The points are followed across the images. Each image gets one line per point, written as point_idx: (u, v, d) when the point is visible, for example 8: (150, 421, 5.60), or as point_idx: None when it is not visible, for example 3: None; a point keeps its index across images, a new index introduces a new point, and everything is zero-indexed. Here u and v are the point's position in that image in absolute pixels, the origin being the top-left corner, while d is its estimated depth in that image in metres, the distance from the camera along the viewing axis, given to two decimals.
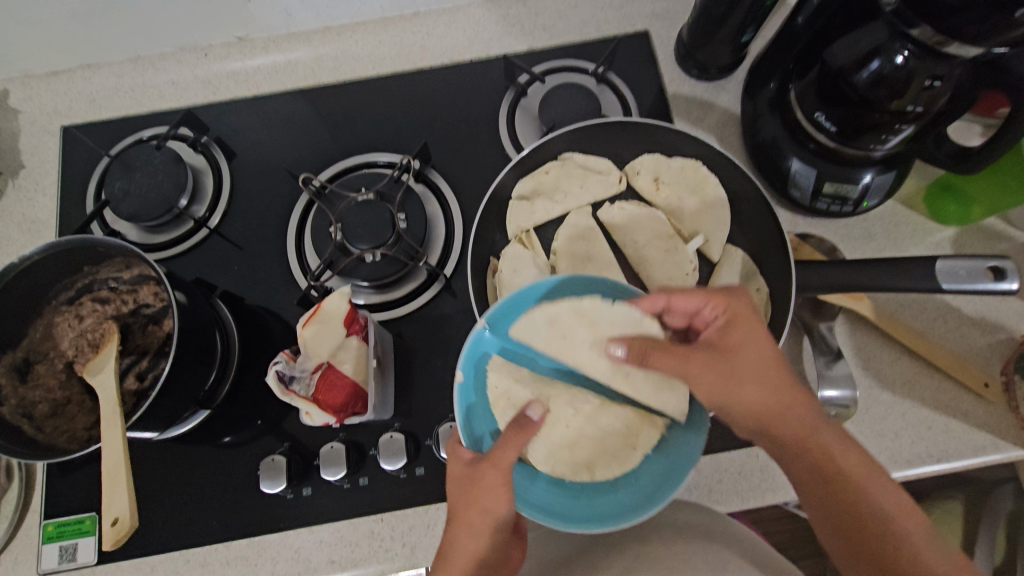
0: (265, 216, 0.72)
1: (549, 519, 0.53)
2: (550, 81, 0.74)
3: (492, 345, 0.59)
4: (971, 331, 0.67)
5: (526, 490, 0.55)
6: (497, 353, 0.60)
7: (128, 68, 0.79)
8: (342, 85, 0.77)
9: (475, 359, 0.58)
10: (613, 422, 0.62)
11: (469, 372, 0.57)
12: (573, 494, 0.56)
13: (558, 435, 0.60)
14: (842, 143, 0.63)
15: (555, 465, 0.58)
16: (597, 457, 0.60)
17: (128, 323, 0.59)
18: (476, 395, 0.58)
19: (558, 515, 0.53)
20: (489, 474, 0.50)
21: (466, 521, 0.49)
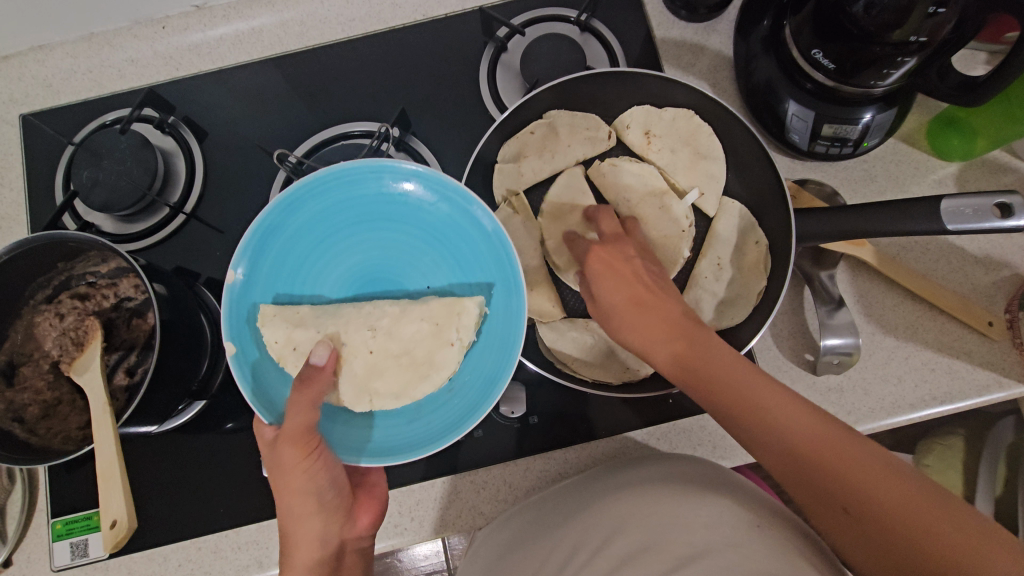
0: (243, 196, 0.69)
1: (386, 456, 0.54)
2: (530, 34, 0.70)
3: (259, 293, 0.56)
4: (974, 270, 0.65)
5: (364, 437, 0.56)
6: (267, 300, 0.57)
7: (82, 47, 0.74)
8: (310, 51, 0.72)
9: (244, 317, 0.56)
10: (417, 327, 0.59)
11: (243, 334, 0.55)
12: (442, 401, 0.57)
13: (361, 365, 0.58)
14: (839, 82, 0.60)
15: (372, 400, 0.57)
16: (409, 378, 0.58)
17: (111, 318, 0.58)
18: (258, 349, 0.56)
19: (422, 443, 0.55)
20: (295, 468, 0.50)
21: (286, 508, 0.51)
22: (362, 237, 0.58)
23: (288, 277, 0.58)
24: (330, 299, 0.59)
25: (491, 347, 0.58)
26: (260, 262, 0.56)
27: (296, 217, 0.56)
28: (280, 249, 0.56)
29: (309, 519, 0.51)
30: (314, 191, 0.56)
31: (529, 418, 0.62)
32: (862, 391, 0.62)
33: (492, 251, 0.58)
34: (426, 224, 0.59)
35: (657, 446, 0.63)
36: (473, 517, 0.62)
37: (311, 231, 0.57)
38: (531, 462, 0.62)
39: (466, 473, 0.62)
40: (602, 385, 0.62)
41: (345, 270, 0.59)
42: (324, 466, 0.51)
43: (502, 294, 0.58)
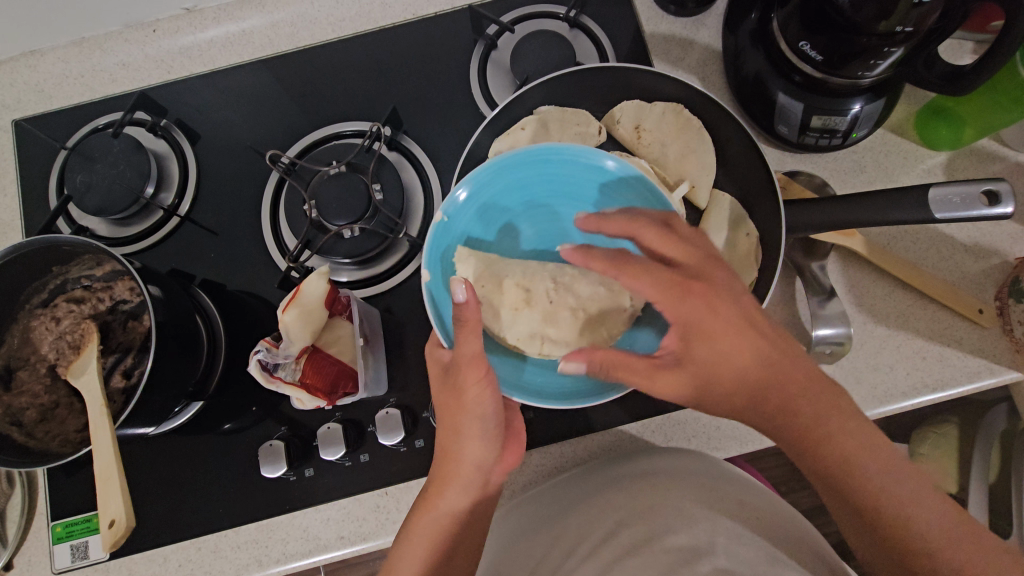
0: (236, 198, 0.70)
1: (537, 397, 0.56)
2: (520, 31, 0.70)
3: (456, 233, 0.61)
4: (964, 259, 0.65)
5: (519, 376, 0.58)
6: (461, 241, 0.61)
7: (73, 52, 0.74)
8: (301, 51, 0.73)
9: (440, 249, 0.59)
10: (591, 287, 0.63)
11: (437, 265, 0.59)
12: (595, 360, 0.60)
13: (540, 313, 0.62)
14: (826, 73, 0.60)
15: (544, 344, 0.60)
16: (580, 330, 0.61)
17: (107, 321, 0.58)
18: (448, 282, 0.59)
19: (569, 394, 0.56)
20: (471, 388, 0.50)
21: (456, 427, 0.52)
22: (566, 204, 0.62)
23: (477, 231, 0.62)
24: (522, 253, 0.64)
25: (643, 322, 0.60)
26: (473, 210, 0.61)
27: (528, 175, 0.61)
28: (524, 185, 0.61)
29: (478, 443, 0.51)
30: (542, 159, 0.59)
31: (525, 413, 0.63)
32: (854, 380, 0.63)
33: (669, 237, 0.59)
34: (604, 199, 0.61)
35: (652, 439, 0.63)
36: None
37: (528, 190, 0.61)
38: (528, 456, 0.62)
39: None
40: None
41: (542, 232, 0.63)
42: (495, 391, 0.52)
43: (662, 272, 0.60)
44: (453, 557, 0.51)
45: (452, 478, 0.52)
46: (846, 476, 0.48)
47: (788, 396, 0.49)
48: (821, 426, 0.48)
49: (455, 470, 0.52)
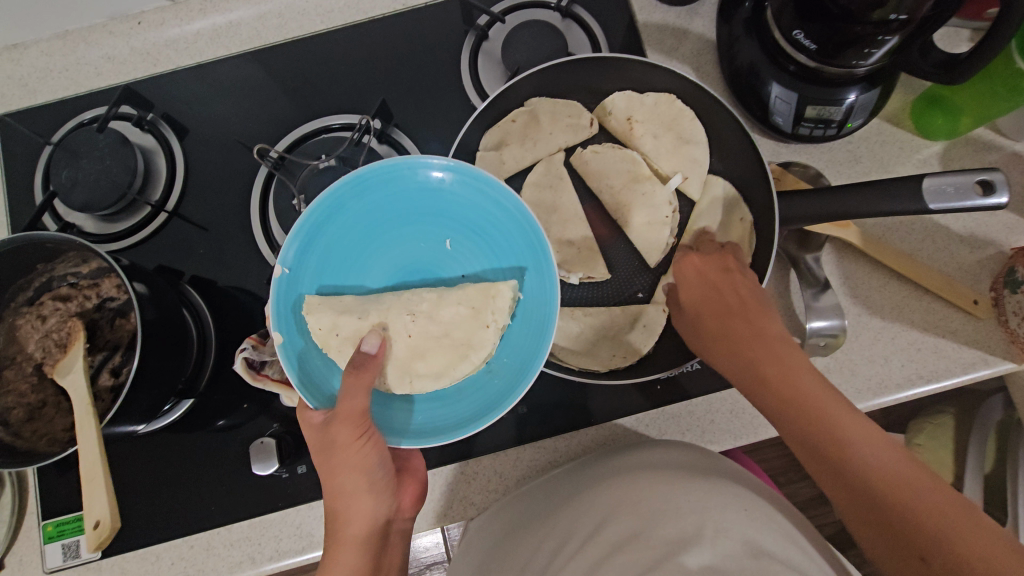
0: (225, 193, 0.69)
1: (427, 438, 0.53)
2: (511, 21, 0.69)
3: (307, 283, 0.55)
4: (959, 250, 0.65)
5: (406, 420, 0.55)
6: (314, 291, 0.55)
7: (57, 45, 0.73)
8: (289, 43, 0.71)
9: (291, 307, 0.54)
10: (457, 310, 0.57)
11: (291, 325, 0.53)
12: (484, 382, 0.56)
13: (403, 348, 0.57)
14: (821, 63, 0.60)
15: (414, 382, 0.56)
16: (451, 358, 0.57)
17: (94, 319, 0.57)
18: (305, 338, 0.54)
19: (462, 421, 0.54)
20: (349, 446, 0.50)
21: (337, 487, 0.52)
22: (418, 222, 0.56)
23: (330, 272, 0.56)
24: (376, 288, 0.58)
25: (524, 331, 0.56)
26: (315, 252, 0.54)
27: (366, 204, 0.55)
28: (346, 224, 0.55)
29: (365, 494, 0.52)
30: (363, 186, 0.54)
31: (518, 408, 0.62)
32: (848, 372, 0.63)
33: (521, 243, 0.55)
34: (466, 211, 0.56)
35: (646, 433, 0.63)
36: (465, 508, 0.62)
37: (376, 219, 0.55)
38: (521, 452, 0.62)
39: (456, 465, 0.62)
40: (590, 372, 0.63)
41: (393, 261, 0.58)
42: (378, 445, 0.51)
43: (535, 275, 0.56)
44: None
45: (348, 541, 0.51)
46: (832, 446, 0.44)
47: (776, 375, 0.48)
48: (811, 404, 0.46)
49: (343, 530, 0.51)
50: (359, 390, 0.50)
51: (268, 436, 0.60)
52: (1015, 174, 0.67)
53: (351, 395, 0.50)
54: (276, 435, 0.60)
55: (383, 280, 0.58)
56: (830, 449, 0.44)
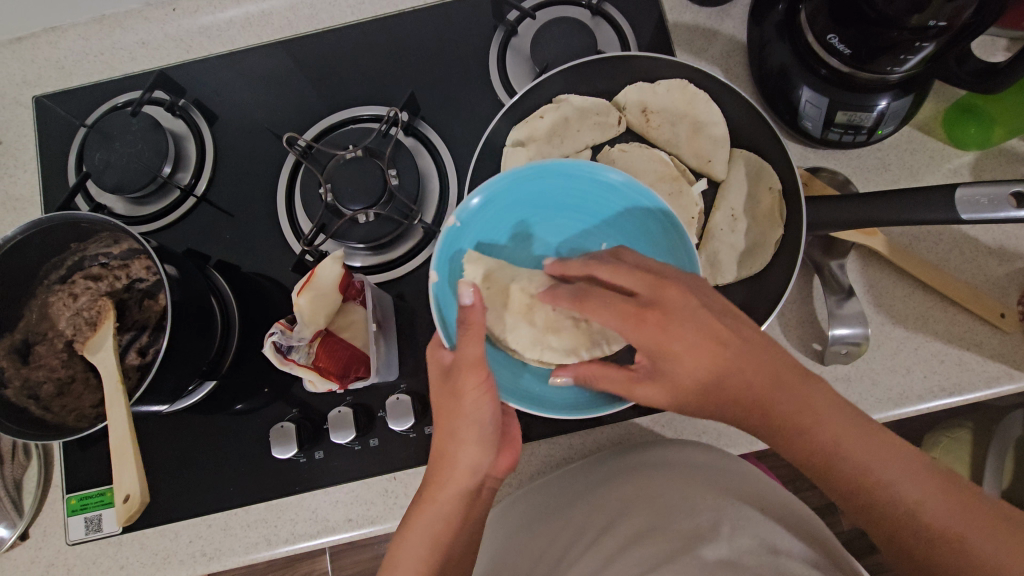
0: (253, 179, 0.70)
1: (533, 406, 0.55)
2: (542, 17, 0.69)
3: (467, 240, 0.58)
4: (987, 262, 0.64)
5: (513, 382, 0.57)
6: (472, 248, 0.59)
7: (94, 29, 0.74)
8: (320, 33, 0.72)
9: (449, 257, 0.57)
10: None
11: (447, 270, 0.57)
12: None
13: (542, 320, 0.61)
14: (854, 68, 0.59)
15: (543, 353, 0.59)
16: (578, 342, 0.61)
17: (123, 299, 0.58)
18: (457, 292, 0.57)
19: (571, 403, 0.56)
20: (468, 392, 0.50)
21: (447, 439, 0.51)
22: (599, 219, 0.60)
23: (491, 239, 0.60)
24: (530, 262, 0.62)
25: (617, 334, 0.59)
26: (485, 218, 0.59)
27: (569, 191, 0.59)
28: (577, 186, 0.58)
29: (476, 445, 0.51)
30: (563, 170, 0.57)
31: None
32: (869, 381, 0.62)
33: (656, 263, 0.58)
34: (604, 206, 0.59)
35: (663, 433, 0.63)
36: None
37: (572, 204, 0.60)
38: (536, 447, 0.62)
39: None
40: None
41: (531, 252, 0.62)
42: (494, 399, 0.51)
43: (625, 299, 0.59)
44: (450, 563, 0.49)
45: (442, 484, 0.51)
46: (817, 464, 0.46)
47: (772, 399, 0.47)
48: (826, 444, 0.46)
49: (448, 476, 0.51)
50: (475, 342, 0.50)
51: (287, 420, 0.61)
52: None
53: (468, 343, 0.50)
54: (295, 419, 0.61)
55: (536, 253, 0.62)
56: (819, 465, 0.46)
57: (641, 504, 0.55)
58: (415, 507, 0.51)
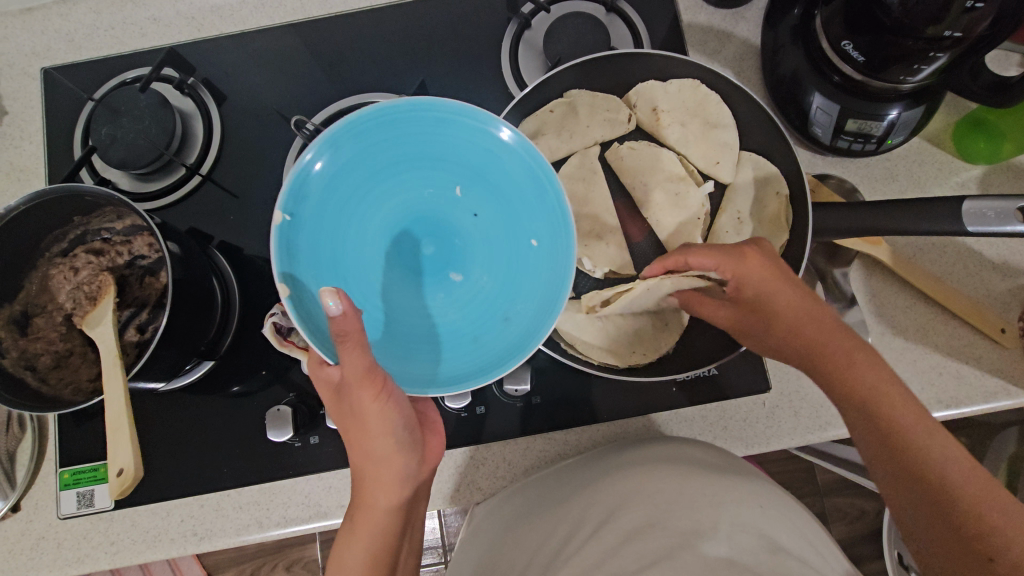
0: (259, 161, 0.69)
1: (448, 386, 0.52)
2: (556, 11, 0.69)
3: (303, 232, 0.51)
4: (991, 276, 0.64)
5: (430, 369, 0.53)
6: (305, 242, 0.51)
7: (106, 3, 0.74)
8: (332, 18, 0.72)
9: (287, 257, 0.50)
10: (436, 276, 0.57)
11: (291, 274, 0.49)
12: (471, 347, 0.55)
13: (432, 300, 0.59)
14: (866, 75, 0.59)
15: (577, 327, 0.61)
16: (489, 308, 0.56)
17: (124, 275, 0.58)
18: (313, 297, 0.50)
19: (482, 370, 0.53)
20: (369, 407, 0.48)
21: (369, 452, 0.50)
22: (426, 174, 0.56)
23: (343, 208, 0.53)
24: (373, 232, 0.56)
25: (527, 300, 0.55)
26: (321, 196, 0.52)
27: (371, 152, 0.53)
28: (366, 152, 0.53)
29: (395, 457, 0.50)
30: (392, 122, 0.52)
31: (532, 398, 0.63)
32: None
33: (491, 206, 0.58)
34: (482, 166, 0.56)
35: (659, 432, 0.63)
36: (472, 492, 0.63)
37: (373, 165, 0.54)
38: (531, 442, 0.62)
39: (466, 449, 0.63)
40: (608, 368, 0.61)
41: (391, 217, 0.57)
42: (398, 405, 0.49)
43: (521, 251, 0.56)
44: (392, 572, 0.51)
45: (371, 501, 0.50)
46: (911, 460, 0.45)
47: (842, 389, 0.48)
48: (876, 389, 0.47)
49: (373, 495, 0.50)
50: (358, 350, 0.45)
51: (284, 403, 0.61)
52: None
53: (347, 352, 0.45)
54: (292, 403, 0.61)
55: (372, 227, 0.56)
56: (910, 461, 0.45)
57: (640, 500, 0.53)
58: (353, 515, 0.51)
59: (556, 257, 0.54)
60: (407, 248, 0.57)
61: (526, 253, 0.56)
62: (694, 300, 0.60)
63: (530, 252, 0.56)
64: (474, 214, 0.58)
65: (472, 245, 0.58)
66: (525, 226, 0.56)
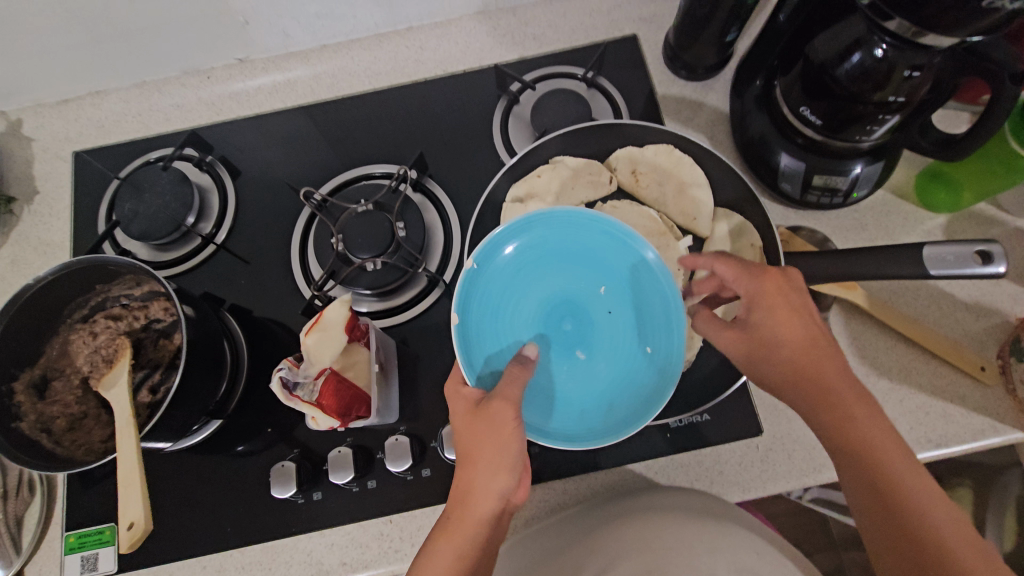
0: (270, 229, 0.74)
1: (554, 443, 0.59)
2: (541, 88, 0.76)
3: (478, 288, 0.63)
4: (966, 317, 0.67)
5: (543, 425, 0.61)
6: (479, 293, 0.63)
7: (135, 93, 0.82)
8: (339, 99, 0.79)
9: (466, 298, 0.62)
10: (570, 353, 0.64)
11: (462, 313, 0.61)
12: (580, 415, 0.62)
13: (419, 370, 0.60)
14: (825, 137, 0.64)
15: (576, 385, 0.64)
16: (608, 386, 0.63)
17: (139, 338, 0.61)
18: (472, 336, 0.62)
19: (588, 440, 0.60)
20: (507, 424, 0.52)
21: (477, 458, 0.52)
22: (585, 268, 0.66)
23: (514, 279, 0.65)
24: (531, 305, 0.65)
25: (632, 387, 0.63)
26: (502, 265, 0.64)
27: (560, 239, 0.65)
28: (542, 237, 0.64)
29: (504, 474, 0.51)
30: (571, 218, 0.63)
31: (529, 449, 0.64)
32: None
33: (623, 312, 0.65)
34: (624, 271, 0.65)
35: (655, 480, 0.64)
36: None
37: (556, 248, 0.65)
38: (530, 492, 0.63)
39: None
40: None
41: (545, 293, 0.65)
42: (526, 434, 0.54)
43: (635, 355, 0.64)
44: None
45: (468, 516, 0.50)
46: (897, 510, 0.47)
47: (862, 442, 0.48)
48: (846, 407, 0.49)
49: (472, 504, 0.51)
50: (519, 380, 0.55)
51: (287, 459, 0.62)
52: (1018, 249, 0.70)
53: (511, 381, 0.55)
54: (295, 459, 0.62)
55: (534, 299, 0.65)
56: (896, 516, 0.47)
57: None
58: (445, 522, 0.50)
59: (667, 366, 0.62)
60: (549, 321, 0.65)
61: (640, 357, 0.63)
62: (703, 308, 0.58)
63: (641, 360, 0.64)
64: (608, 310, 0.65)
65: (601, 335, 0.65)
66: (643, 335, 0.64)
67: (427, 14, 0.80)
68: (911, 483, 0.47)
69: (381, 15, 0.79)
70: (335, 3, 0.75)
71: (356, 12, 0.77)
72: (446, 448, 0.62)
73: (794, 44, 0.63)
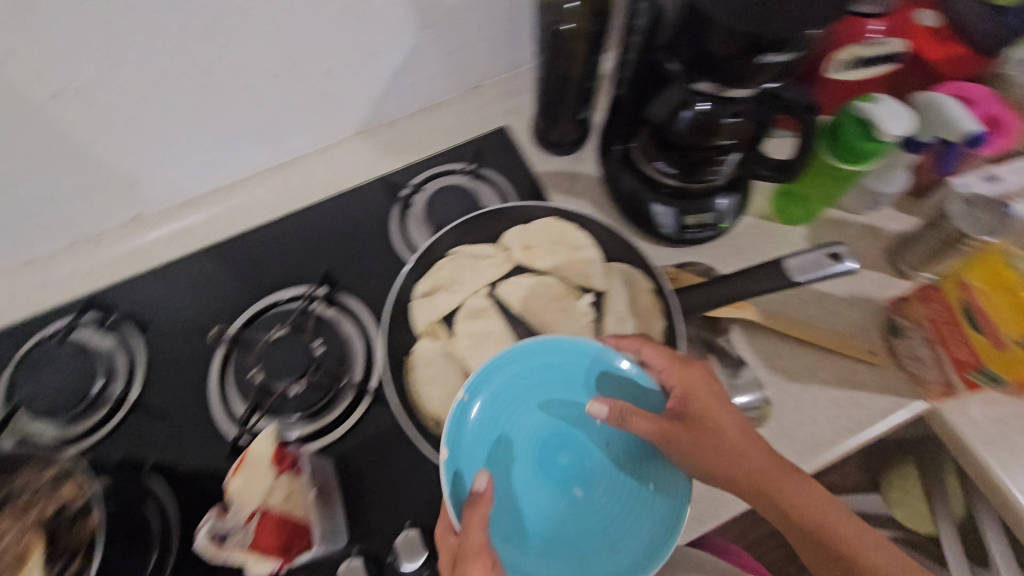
0: (184, 375, 0.73)
1: None
2: (429, 189, 0.82)
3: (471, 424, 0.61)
4: (845, 310, 0.75)
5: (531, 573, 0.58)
6: (473, 429, 0.61)
7: (23, 270, 0.80)
8: (239, 235, 0.82)
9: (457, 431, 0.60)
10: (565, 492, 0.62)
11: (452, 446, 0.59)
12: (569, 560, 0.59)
13: None
14: (683, 181, 0.73)
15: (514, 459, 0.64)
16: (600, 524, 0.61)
17: (50, 527, 0.55)
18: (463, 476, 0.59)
19: None
20: None
21: None
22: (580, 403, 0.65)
23: (506, 411, 0.63)
24: (524, 442, 0.63)
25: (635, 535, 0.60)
26: (495, 391, 0.62)
27: (556, 368, 0.64)
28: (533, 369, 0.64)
29: None
30: (559, 346, 0.64)
31: None
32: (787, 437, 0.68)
33: (622, 441, 0.64)
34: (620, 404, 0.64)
35: None
36: None
37: (549, 378, 0.64)
38: None
39: None
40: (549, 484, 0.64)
41: (541, 428, 0.64)
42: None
43: (635, 496, 0.62)
44: None
45: None
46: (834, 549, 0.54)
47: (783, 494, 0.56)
48: (773, 480, 0.57)
49: None
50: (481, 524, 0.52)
51: None
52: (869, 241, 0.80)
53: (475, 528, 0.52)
54: None
55: (529, 436, 0.64)
56: (846, 554, 0.54)
57: None
58: None
59: (665, 511, 0.60)
60: (544, 456, 0.63)
61: (640, 495, 0.62)
62: (630, 414, 0.60)
63: (647, 495, 0.62)
64: (606, 444, 0.64)
65: (596, 471, 0.63)
66: (646, 475, 0.63)
67: (311, 142, 0.86)
68: (839, 529, 0.55)
69: (268, 150, 0.83)
70: (220, 148, 0.79)
71: (243, 152, 0.81)
72: (402, 557, 0.61)
73: (636, 111, 0.73)
